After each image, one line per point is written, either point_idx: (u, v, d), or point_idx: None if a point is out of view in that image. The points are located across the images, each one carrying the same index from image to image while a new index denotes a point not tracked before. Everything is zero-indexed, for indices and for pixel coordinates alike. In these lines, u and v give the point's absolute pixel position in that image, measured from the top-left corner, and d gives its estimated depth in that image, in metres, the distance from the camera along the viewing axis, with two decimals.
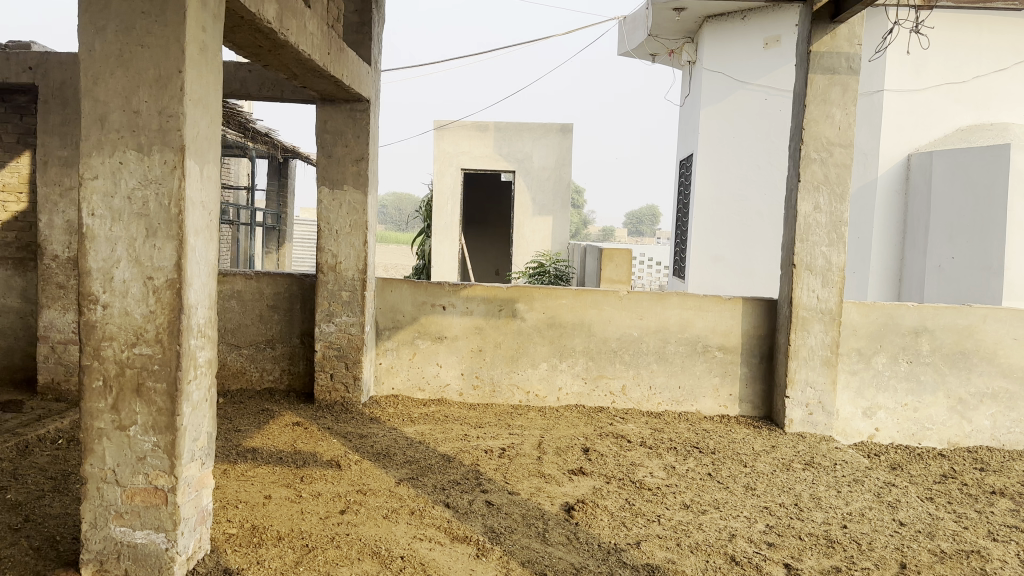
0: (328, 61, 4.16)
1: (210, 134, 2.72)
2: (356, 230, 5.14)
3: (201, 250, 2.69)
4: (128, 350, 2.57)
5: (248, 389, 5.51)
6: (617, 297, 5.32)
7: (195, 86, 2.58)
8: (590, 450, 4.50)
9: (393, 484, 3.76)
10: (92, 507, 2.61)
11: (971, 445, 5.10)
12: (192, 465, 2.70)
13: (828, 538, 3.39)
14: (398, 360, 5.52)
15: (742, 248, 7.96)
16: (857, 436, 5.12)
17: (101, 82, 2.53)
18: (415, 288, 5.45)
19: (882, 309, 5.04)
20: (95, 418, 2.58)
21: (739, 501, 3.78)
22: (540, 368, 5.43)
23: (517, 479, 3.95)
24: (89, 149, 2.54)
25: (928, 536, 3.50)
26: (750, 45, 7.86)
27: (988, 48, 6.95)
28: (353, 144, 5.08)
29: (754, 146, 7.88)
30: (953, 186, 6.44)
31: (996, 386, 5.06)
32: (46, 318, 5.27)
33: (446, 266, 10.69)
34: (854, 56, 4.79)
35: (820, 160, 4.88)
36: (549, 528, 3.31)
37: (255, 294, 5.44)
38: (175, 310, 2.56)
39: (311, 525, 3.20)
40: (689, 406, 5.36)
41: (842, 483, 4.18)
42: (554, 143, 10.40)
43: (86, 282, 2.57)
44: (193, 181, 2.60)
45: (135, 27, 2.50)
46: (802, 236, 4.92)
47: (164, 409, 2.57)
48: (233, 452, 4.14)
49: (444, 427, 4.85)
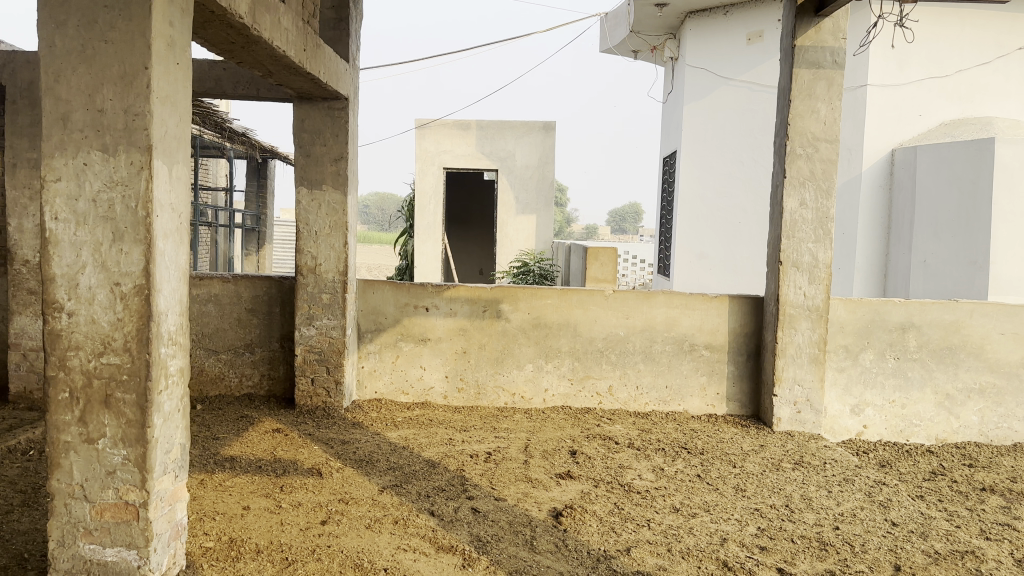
0: (305, 58, 4.05)
1: (179, 134, 2.61)
2: (336, 231, 5.03)
3: (171, 254, 2.58)
4: (95, 360, 2.46)
5: (226, 395, 5.37)
6: (603, 295, 5.25)
7: (162, 84, 2.47)
8: (578, 452, 4.43)
9: (376, 492, 3.66)
10: (59, 524, 2.49)
11: (959, 441, 5.08)
12: (165, 479, 2.59)
13: (821, 540, 3.34)
14: (381, 363, 5.41)
15: (728, 245, 7.93)
16: (845, 434, 5.09)
17: (62, 79, 2.41)
18: (397, 290, 5.35)
19: (869, 305, 5.01)
20: (61, 432, 2.46)
21: (730, 503, 3.72)
22: (525, 370, 5.35)
23: (504, 483, 3.87)
24: (51, 150, 2.42)
25: (921, 536, 3.46)
26: (733, 40, 7.82)
27: (971, 42, 6.97)
28: (331, 143, 4.97)
29: (737, 142, 7.84)
30: (937, 181, 6.44)
31: (984, 381, 5.05)
32: (17, 325, 5.12)
33: (428, 266, 10.59)
34: (838, 50, 4.75)
35: (806, 155, 4.83)
36: (537, 535, 3.23)
37: (233, 298, 5.32)
38: (143, 317, 2.45)
39: (291, 538, 3.10)
40: (676, 406, 5.30)
41: (833, 482, 4.14)
42: (537, 141, 10.31)
43: (50, 289, 2.45)
44: (161, 181, 2.49)
45: (98, 21, 2.39)
46: (788, 232, 4.87)
47: (134, 421, 2.46)
48: (210, 461, 4.02)
49: (429, 432, 4.76)
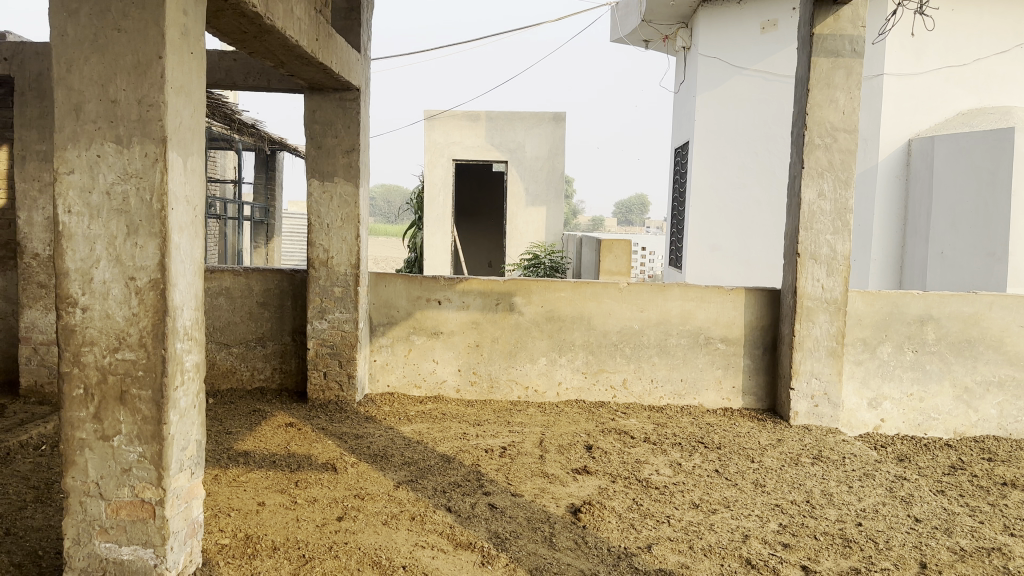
0: (317, 48, 3.98)
1: (194, 125, 2.56)
2: (348, 223, 4.98)
3: (186, 247, 2.53)
4: (111, 356, 2.42)
5: (238, 389, 5.34)
6: (617, 288, 5.18)
7: (176, 74, 2.41)
8: (594, 447, 4.38)
9: (392, 488, 3.62)
10: (75, 522, 2.45)
11: (978, 435, 5.01)
12: (181, 476, 2.55)
13: (844, 537, 3.29)
14: (393, 357, 5.37)
15: (742, 237, 7.86)
16: (863, 428, 5.02)
17: (74, 69, 2.36)
18: (409, 283, 5.30)
19: (888, 298, 4.93)
20: (76, 428, 2.43)
21: (750, 499, 3.67)
22: (539, 363, 5.30)
23: (520, 479, 3.82)
24: (64, 141, 2.37)
25: (945, 533, 3.40)
26: (746, 29, 7.73)
27: (988, 30, 6.85)
28: (342, 135, 4.91)
29: (751, 132, 7.77)
30: (955, 171, 6.35)
31: (1003, 374, 4.97)
32: (29, 319, 5.09)
33: (437, 258, 10.55)
34: (858, 39, 4.66)
35: (824, 146, 4.75)
36: (556, 532, 3.18)
37: (244, 291, 5.28)
38: (158, 312, 2.40)
39: (307, 534, 3.06)
40: (691, 400, 5.25)
41: (853, 477, 4.08)
42: (547, 132, 10.21)
43: (64, 284, 2.40)
44: (176, 173, 2.44)
45: (111, 10, 2.33)
46: (806, 224, 4.79)
47: (149, 418, 2.42)
48: (224, 456, 3.99)
49: (442, 426, 4.72)
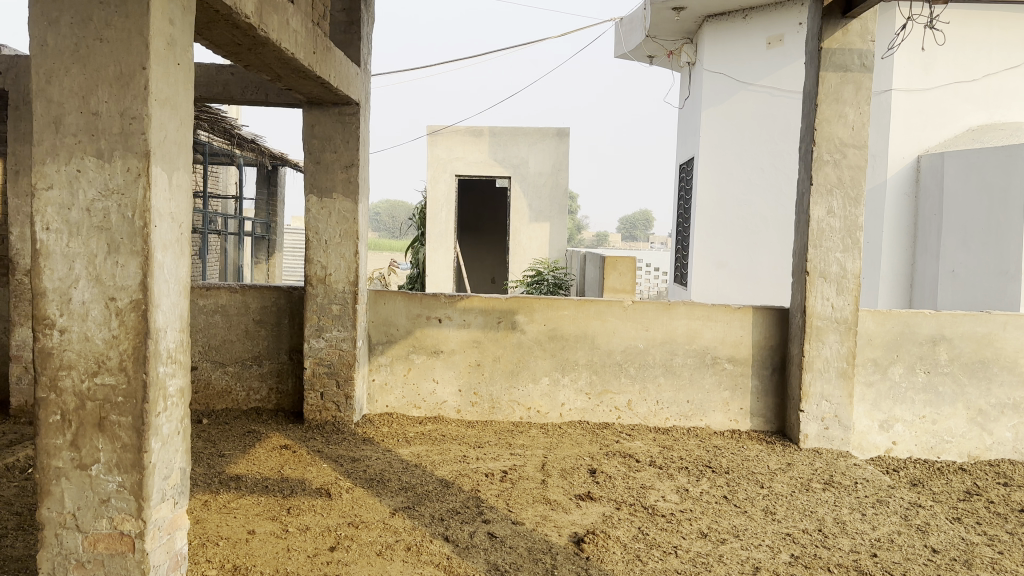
0: (314, 61, 3.89)
1: (180, 139, 2.46)
2: (346, 240, 4.88)
3: (170, 267, 2.42)
4: (89, 380, 2.30)
5: (234, 409, 5.22)
6: (621, 306, 5.06)
7: (161, 85, 2.32)
8: (597, 471, 4.24)
9: (388, 515, 3.48)
10: (49, 556, 2.32)
11: (993, 458, 4.85)
12: (163, 506, 2.43)
13: (859, 569, 3.14)
14: (392, 376, 5.25)
15: (748, 255, 7.75)
16: (874, 451, 4.87)
17: (55, 80, 2.26)
18: (408, 300, 5.18)
19: (899, 317, 4.80)
20: (52, 456, 2.31)
21: (760, 528, 3.53)
22: (541, 383, 5.17)
23: (521, 506, 3.68)
24: (42, 156, 2.27)
25: (965, 565, 3.25)
26: (751, 45, 7.65)
27: (998, 45, 6.76)
28: (341, 150, 4.82)
29: (756, 148, 7.67)
30: (966, 187, 6.23)
31: (1018, 396, 4.82)
32: (19, 337, 4.98)
33: (440, 274, 10.43)
34: (867, 53, 4.56)
35: (833, 162, 4.64)
36: (558, 564, 3.04)
37: (240, 309, 5.18)
38: (140, 334, 2.29)
39: (297, 565, 2.93)
40: (698, 422, 5.10)
41: (866, 504, 3.93)
42: (551, 148, 10.14)
43: (40, 304, 2.29)
44: (160, 190, 2.34)
45: (93, 18, 2.24)
46: (815, 241, 4.67)
47: (129, 446, 2.30)
48: (215, 480, 3.86)
49: (441, 448, 4.58)
